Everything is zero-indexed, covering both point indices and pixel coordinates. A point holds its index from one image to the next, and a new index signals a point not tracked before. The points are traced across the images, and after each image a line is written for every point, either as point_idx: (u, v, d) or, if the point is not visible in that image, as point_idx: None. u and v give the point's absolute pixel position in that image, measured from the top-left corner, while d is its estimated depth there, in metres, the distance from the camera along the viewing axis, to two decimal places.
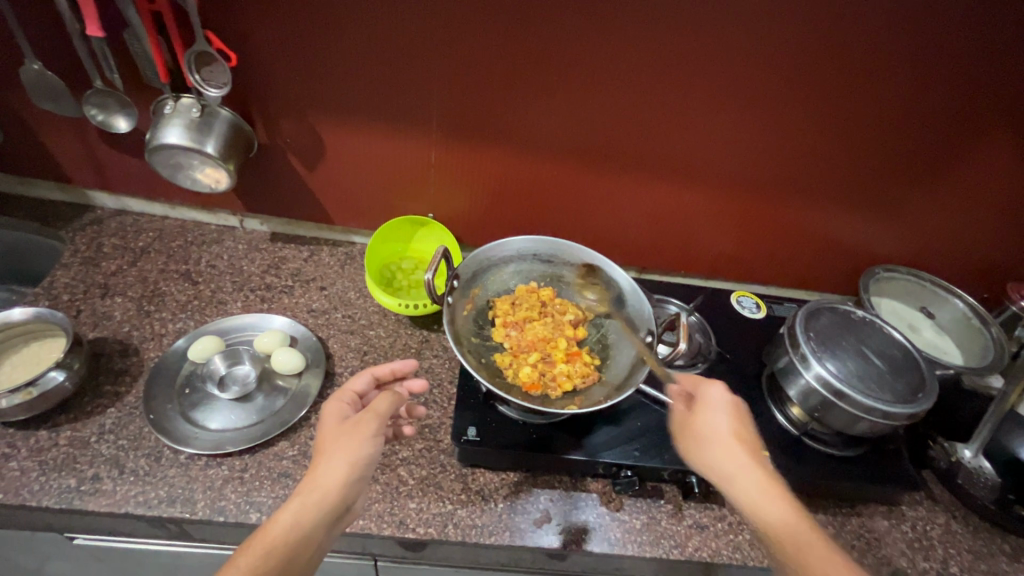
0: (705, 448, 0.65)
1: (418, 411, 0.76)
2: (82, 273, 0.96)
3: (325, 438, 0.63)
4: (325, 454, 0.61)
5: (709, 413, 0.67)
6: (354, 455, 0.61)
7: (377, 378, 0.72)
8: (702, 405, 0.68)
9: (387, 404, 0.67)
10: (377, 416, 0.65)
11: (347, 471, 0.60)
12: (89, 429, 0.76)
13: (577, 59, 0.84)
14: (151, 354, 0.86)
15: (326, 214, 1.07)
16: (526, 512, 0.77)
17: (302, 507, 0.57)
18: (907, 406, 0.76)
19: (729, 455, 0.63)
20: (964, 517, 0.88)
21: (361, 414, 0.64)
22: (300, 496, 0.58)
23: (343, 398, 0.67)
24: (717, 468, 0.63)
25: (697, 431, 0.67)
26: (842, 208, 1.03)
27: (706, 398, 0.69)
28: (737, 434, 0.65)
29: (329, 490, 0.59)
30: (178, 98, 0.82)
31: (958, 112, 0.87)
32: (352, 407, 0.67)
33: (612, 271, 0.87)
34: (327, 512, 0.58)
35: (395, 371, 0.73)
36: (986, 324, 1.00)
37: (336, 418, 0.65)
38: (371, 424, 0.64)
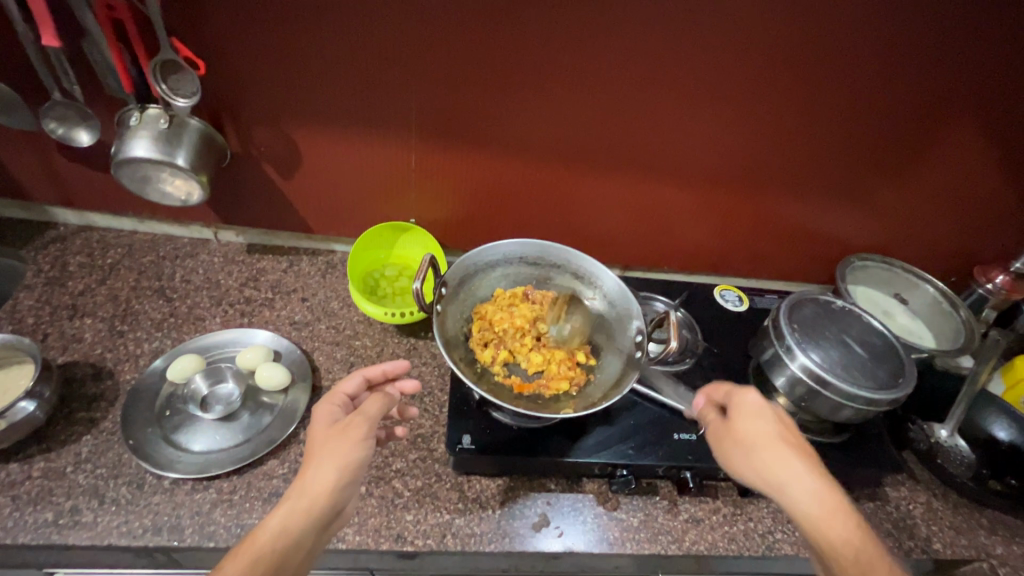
0: (750, 452, 0.63)
1: (411, 412, 0.76)
2: (48, 295, 0.91)
3: (315, 442, 0.62)
4: (314, 458, 0.59)
5: (743, 422, 0.65)
6: (343, 460, 0.59)
7: (369, 379, 0.71)
8: (738, 414, 0.66)
9: (378, 408, 0.66)
10: (367, 418, 0.63)
11: (336, 477, 0.58)
12: (64, 459, 0.72)
13: (557, 59, 0.84)
14: (127, 377, 0.82)
15: (304, 223, 1.05)
16: (524, 517, 0.76)
17: (290, 513, 0.56)
18: (889, 392, 0.79)
19: (775, 457, 0.61)
20: (944, 494, 0.92)
21: (351, 417, 0.63)
22: (290, 501, 0.56)
23: (333, 401, 0.66)
24: (766, 474, 0.61)
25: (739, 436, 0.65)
26: (818, 199, 1.06)
27: (742, 407, 0.67)
28: (783, 436, 0.64)
29: (316, 495, 0.57)
30: (143, 109, 0.78)
31: (926, 104, 0.90)
32: (343, 409, 0.66)
33: (600, 271, 0.86)
34: (315, 518, 0.57)
35: (387, 372, 0.73)
36: (955, 308, 1.03)
37: (327, 421, 0.64)
38: (361, 428, 0.62)
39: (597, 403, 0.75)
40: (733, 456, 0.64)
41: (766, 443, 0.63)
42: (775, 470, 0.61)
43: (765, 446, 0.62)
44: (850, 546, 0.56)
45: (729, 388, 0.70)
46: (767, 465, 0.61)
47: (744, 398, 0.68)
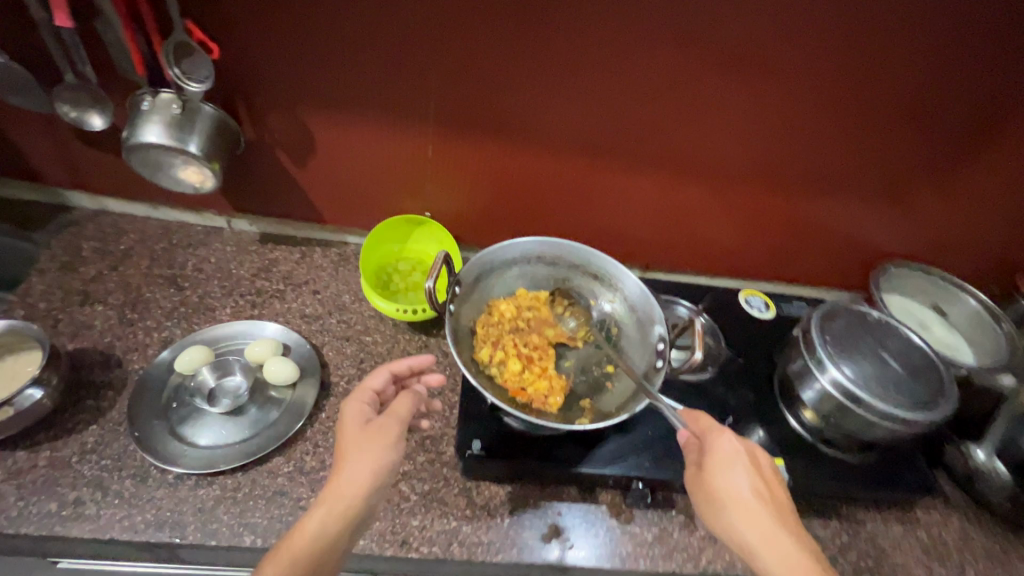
0: (724, 509, 0.59)
1: (437, 405, 0.75)
2: (60, 280, 0.91)
3: (346, 441, 0.60)
4: (347, 460, 0.58)
5: (720, 474, 0.61)
6: (378, 463, 0.58)
7: (394, 374, 0.69)
8: (712, 464, 0.61)
9: (408, 406, 0.64)
10: (400, 420, 0.62)
11: (372, 478, 0.57)
12: (69, 448, 0.71)
13: (584, 49, 0.80)
14: (136, 366, 0.81)
15: (318, 214, 1.02)
16: (534, 527, 0.74)
17: (327, 515, 0.55)
18: (928, 413, 0.74)
19: (745, 518, 0.58)
20: (979, 520, 0.87)
21: (382, 416, 0.61)
22: (326, 504, 0.55)
23: (363, 398, 0.64)
24: (740, 537, 0.57)
25: (712, 490, 0.61)
26: (854, 203, 1.00)
27: (717, 456, 0.62)
28: (756, 492, 0.59)
29: (352, 497, 0.56)
30: (156, 94, 0.76)
31: (978, 103, 0.84)
32: (372, 407, 0.64)
33: (620, 273, 0.82)
34: (351, 519, 0.56)
35: (412, 367, 0.70)
36: (997, 320, 0.97)
37: (358, 419, 0.62)
38: (393, 429, 0.60)
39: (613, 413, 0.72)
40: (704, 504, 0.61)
41: (738, 500, 0.59)
42: (750, 532, 0.57)
43: (736, 506, 0.58)
44: None
45: (707, 423, 0.65)
46: (736, 525, 0.58)
47: (719, 445, 0.62)
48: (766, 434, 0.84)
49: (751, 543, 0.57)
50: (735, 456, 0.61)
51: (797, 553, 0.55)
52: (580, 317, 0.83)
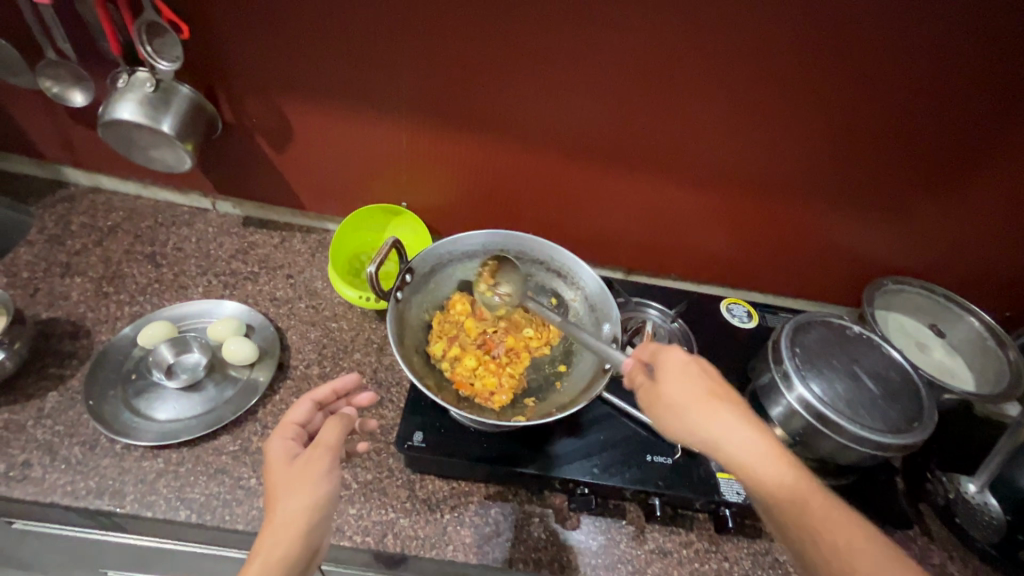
0: (682, 413, 0.56)
1: (373, 425, 0.72)
2: (46, 251, 0.94)
3: (275, 482, 0.57)
4: (277, 500, 0.55)
5: (673, 382, 0.57)
6: (312, 496, 0.55)
7: (318, 402, 0.66)
8: (664, 375, 0.58)
9: (337, 431, 0.60)
10: (330, 448, 0.59)
11: (308, 516, 0.54)
12: (26, 412, 0.73)
13: (554, 39, 0.78)
14: (103, 337, 0.83)
15: (299, 200, 1.03)
16: (473, 525, 0.72)
17: (266, 564, 0.51)
18: (899, 436, 0.69)
19: (706, 418, 0.55)
20: (963, 557, 0.80)
21: (311, 448, 0.58)
22: (261, 555, 0.51)
23: (286, 435, 0.61)
24: (700, 434, 0.55)
25: (668, 401, 0.57)
26: (847, 211, 0.95)
27: (667, 367, 0.59)
28: (711, 390, 0.57)
29: (288, 541, 0.52)
30: (132, 72, 0.78)
31: (981, 109, 0.78)
32: (300, 441, 0.61)
33: (578, 267, 0.79)
34: (292, 564, 0.52)
35: (337, 391, 0.69)
36: (1003, 346, 0.90)
37: (286, 456, 0.59)
38: (324, 458, 0.57)
39: (556, 412, 0.69)
40: (664, 420, 0.58)
41: (696, 401, 0.56)
42: (711, 428, 0.54)
43: (694, 405, 0.56)
44: (795, 507, 0.51)
45: (654, 346, 0.61)
46: (697, 426, 0.55)
47: (669, 356, 0.59)
48: None
49: (715, 441, 0.54)
50: (686, 361, 0.59)
51: (758, 439, 0.54)
52: (510, 280, 0.80)
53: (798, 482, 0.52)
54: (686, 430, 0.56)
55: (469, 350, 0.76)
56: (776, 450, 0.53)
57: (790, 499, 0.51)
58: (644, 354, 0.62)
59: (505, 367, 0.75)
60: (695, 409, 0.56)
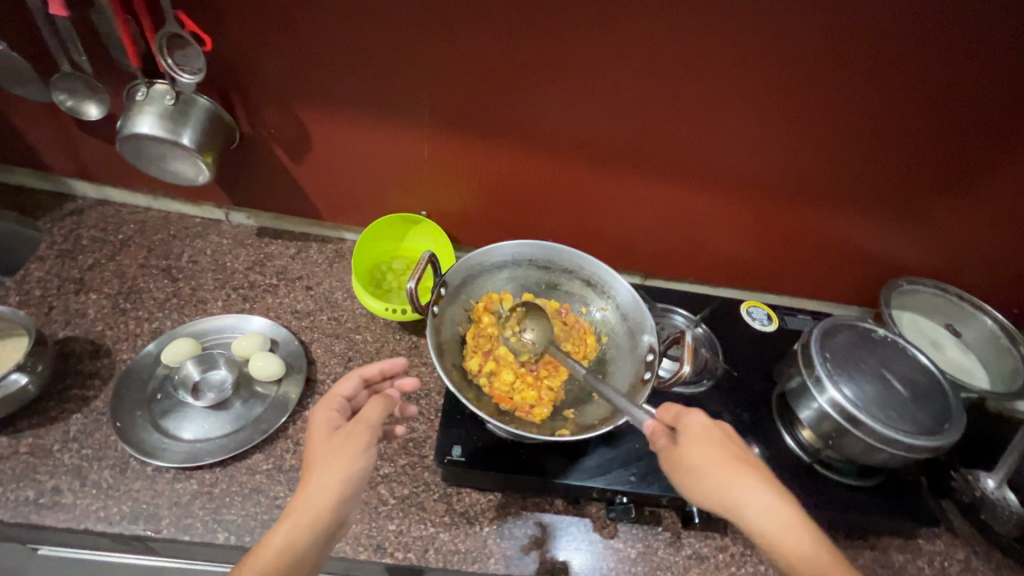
0: (708, 479, 0.55)
1: (412, 411, 0.71)
2: (58, 268, 0.92)
3: (313, 450, 0.58)
4: (314, 468, 0.56)
5: (697, 444, 0.57)
6: (347, 471, 0.55)
7: (365, 379, 0.66)
8: (687, 438, 0.58)
9: (379, 410, 0.61)
10: (370, 425, 0.59)
11: (340, 489, 0.55)
12: (51, 436, 0.72)
13: (581, 48, 0.77)
14: (124, 356, 0.81)
15: (315, 210, 1.02)
16: (513, 537, 0.72)
17: (294, 529, 0.52)
18: (931, 438, 0.70)
19: (731, 483, 0.55)
20: (985, 552, 0.83)
21: (351, 424, 0.59)
22: (292, 517, 0.53)
23: (330, 406, 0.62)
24: (726, 501, 0.54)
25: (692, 464, 0.57)
26: (864, 214, 0.96)
27: (690, 430, 0.59)
28: (735, 457, 0.57)
29: (319, 509, 0.54)
30: (150, 84, 0.76)
31: (999, 113, 0.80)
32: (343, 414, 0.62)
33: (612, 279, 0.80)
34: (320, 533, 0.53)
35: (383, 371, 0.68)
36: (1016, 343, 0.92)
37: (326, 428, 0.60)
38: (364, 435, 0.58)
39: (597, 426, 0.70)
40: (686, 485, 0.57)
41: (720, 466, 0.56)
42: (736, 494, 0.54)
43: (719, 470, 0.55)
44: None
45: (676, 408, 0.61)
46: (722, 490, 0.55)
47: (691, 420, 0.59)
48: (760, 452, 0.81)
49: (738, 508, 0.54)
50: (707, 424, 0.59)
51: (784, 508, 0.53)
52: (537, 327, 0.78)
53: (825, 554, 0.51)
54: (711, 493, 0.55)
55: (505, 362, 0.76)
56: (802, 520, 0.53)
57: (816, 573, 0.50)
58: (666, 415, 0.61)
59: (542, 380, 0.75)
60: (721, 475, 0.55)
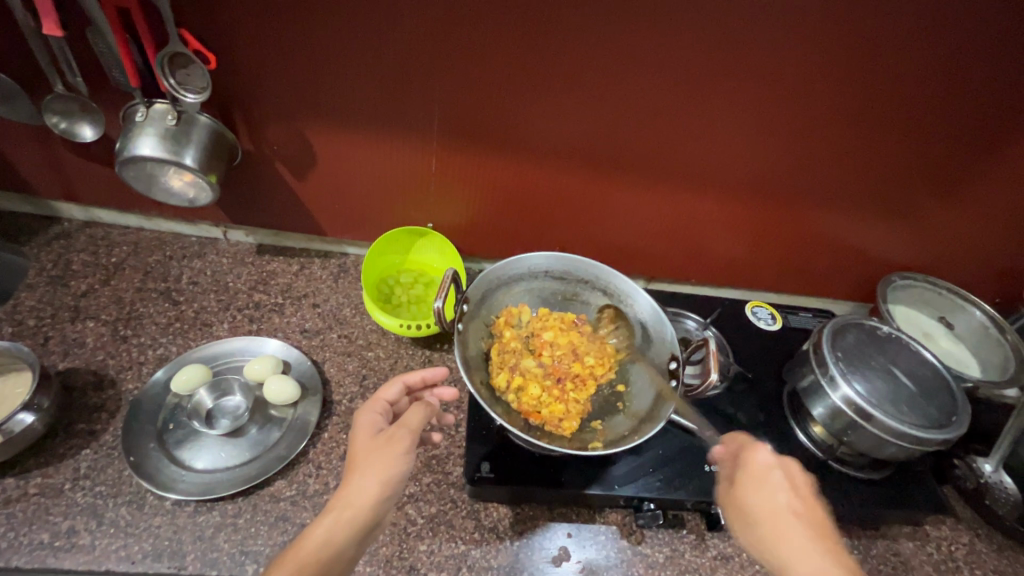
0: (753, 522, 0.56)
1: (450, 420, 0.73)
2: (50, 295, 0.88)
3: (358, 451, 0.57)
4: (358, 469, 0.55)
5: (750, 485, 0.58)
6: (387, 473, 0.55)
7: (408, 385, 0.66)
8: (745, 475, 0.60)
9: (419, 418, 0.60)
10: (411, 430, 0.59)
11: (380, 488, 0.54)
12: (62, 475, 0.69)
13: (591, 61, 0.77)
14: (130, 386, 0.78)
15: (318, 226, 1.00)
16: (544, 549, 0.72)
17: (336, 523, 0.52)
18: (942, 432, 0.73)
19: (775, 529, 0.54)
20: (987, 535, 0.86)
21: (393, 428, 0.58)
22: (334, 511, 0.52)
23: (375, 409, 0.61)
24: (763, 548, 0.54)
25: (742, 503, 0.58)
26: (860, 213, 0.99)
27: (749, 466, 0.60)
28: (790, 506, 0.56)
29: (360, 507, 0.53)
30: (150, 104, 0.74)
31: (990, 116, 0.83)
32: (385, 419, 0.61)
33: (631, 290, 0.81)
34: (358, 530, 0.53)
35: (426, 379, 0.67)
36: (1003, 333, 0.97)
37: (370, 430, 0.59)
38: (404, 439, 0.57)
39: (626, 438, 0.70)
40: (738, 524, 0.58)
41: (774, 513, 0.56)
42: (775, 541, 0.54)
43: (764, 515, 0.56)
44: None
45: (743, 440, 0.63)
46: (767, 538, 0.54)
47: (753, 457, 0.60)
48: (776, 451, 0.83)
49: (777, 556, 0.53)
50: (771, 466, 0.59)
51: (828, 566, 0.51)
52: (622, 333, 0.82)
53: None
54: (756, 535, 0.55)
55: (530, 376, 0.76)
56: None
57: None
58: (730, 449, 0.64)
59: (568, 392, 0.76)
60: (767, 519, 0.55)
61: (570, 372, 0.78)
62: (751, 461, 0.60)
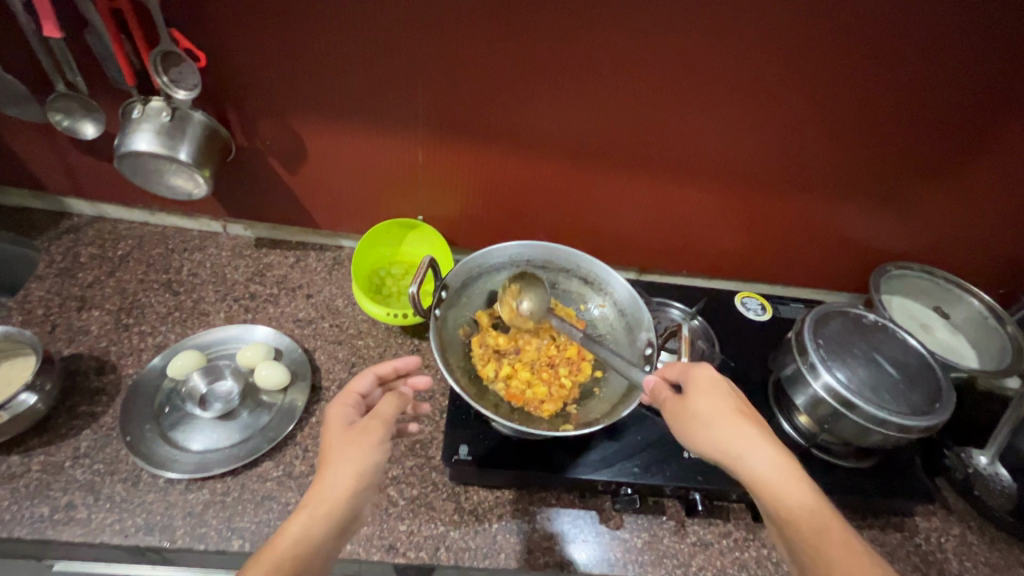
0: (708, 429, 0.58)
1: (425, 408, 0.76)
2: (58, 286, 0.92)
3: (331, 444, 0.59)
4: (331, 461, 0.57)
5: (699, 395, 0.60)
6: (363, 462, 0.57)
7: (380, 376, 0.68)
8: (692, 388, 0.61)
9: (393, 407, 0.63)
10: (385, 421, 0.61)
11: (357, 479, 0.56)
12: (63, 453, 0.73)
13: (568, 54, 0.78)
14: (130, 371, 0.82)
15: (312, 219, 1.03)
16: (522, 532, 0.73)
17: (311, 518, 0.53)
18: (923, 418, 0.72)
19: (727, 431, 0.57)
20: (979, 527, 0.85)
21: (367, 419, 0.60)
22: (308, 507, 0.54)
23: (347, 401, 0.63)
24: (724, 448, 0.56)
25: (693, 413, 0.59)
26: (851, 202, 0.98)
27: (697, 380, 0.62)
28: (737, 408, 0.59)
29: (335, 499, 0.55)
30: (146, 101, 0.78)
31: (978, 102, 0.81)
32: (357, 411, 0.64)
33: (610, 277, 0.82)
34: (336, 523, 0.54)
35: (399, 369, 0.70)
36: (1002, 323, 0.95)
37: (343, 422, 0.61)
38: (379, 429, 0.60)
39: (598, 420, 0.72)
40: (690, 435, 0.59)
41: (722, 417, 0.58)
42: (734, 441, 0.56)
43: (721, 419, 0.58)
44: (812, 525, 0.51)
45: (684, 364, 0.64)
46: (725, 440, 0.57)
47: (698, 373, 0.62)
48: None
49: (740, 454, 0.56)
50: (715, 379, 0.62)
51: (780, 457, 0.56)
52: (534, 296, 0.83)
53: (817, 501, 0.53)
54: (713, 442, 0.57)
55: (519, 365, 0.78)
56: (797, 471, 0.55)
57: (807, 517, 0.52)
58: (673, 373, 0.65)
59: (555, 378, 0.78)
60: (722, 426, 0.57)
61: (510, 360, 0.79)
62: (696, 377, 0.62)
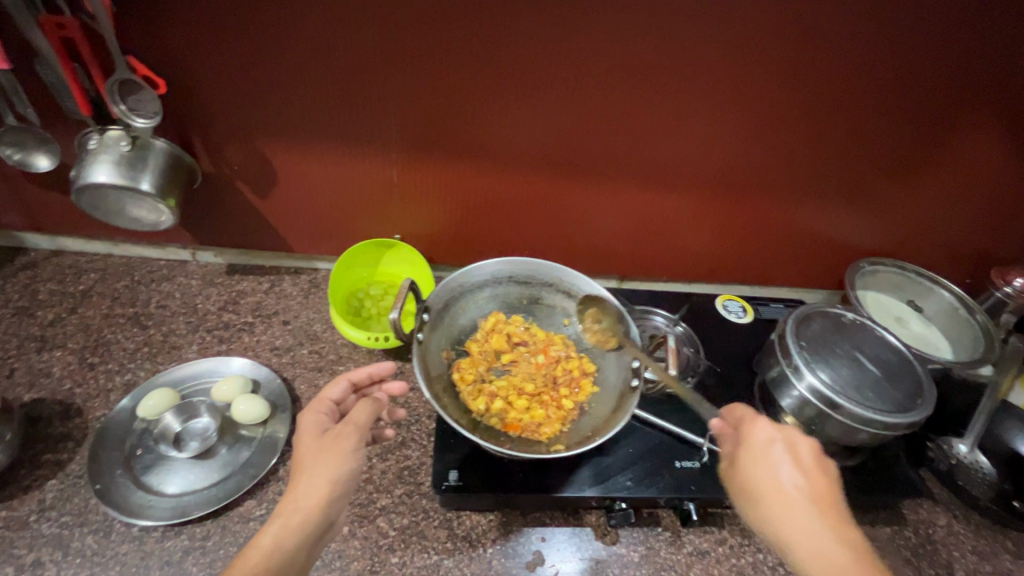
0: (757, 500, 0.56)
1: (400, 413, 0.71)
2: (16, 326, 0.87)
3: (303, 454, 0.56)
4: (305, 472, 0.54)
5: (751, 460, 0.58)
6: (336, 472, 0.54)
7: (354, 383, 0.65)
8: (745, 451, 0.59)
9: (367, 413, 0.60)
10: (359, 427, 0.58)
11: (329, 490, 0.54)
12: (26, 507, 0.69)
13: (538, 68, 0.78)
14: (97, 414, 0.78)
15: (286, 243, 1.00)
16: (518, 555, 0.72)
17: (283, 529, 0.51)
18: (907, 415, 0.73)
19: (783, 503, 0.54)
20: (965, 516, 0.86)
21: (340, 426, 0.58)
22: (282, 516, 0.52)
23: (319, 408, 0.60)
24: (775, 525, 0.54)
25: (745, 480, 0.58)
26: (822, 203, 1.00)
27: (750, 442, 0.60)
28: (794, 480, 0.56)
29: (308, 508, 0.52)
30: (102, 131, 0.74)
31: (936, 102, 0.84)
32: (331, 417, 0.61)
33: (593, 290, 0.82)
34: (311, 532, 0.52)
35: (373, 375, 0.67)
36: (973, 313, 0.97)
37: (315, 431, 0.58)
38: (351, 437, 0.57)
39: (589, 438, 0.71)
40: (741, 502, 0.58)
41: (775, 487, 0.55)
42: (785, 521, 0.53)
43: (772, 494, 0.55)
44: None
45: (743, 415, 0.63)
46: (773, 518, 0.54)
47: (753, 433, 0.60)
48: None
49: (792, 536, 0.52)
50: (772, 437, 0.59)
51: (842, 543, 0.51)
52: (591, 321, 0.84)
53: None
54: (764, 515, 0.55)
55: (507, 387, 0.78)
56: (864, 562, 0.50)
57: None
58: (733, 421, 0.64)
59: (546, 397, 0.78)
60: (776, 500, 0.55)
61: (499, 387, 0.78)
62: (755, 438, 0.60)
